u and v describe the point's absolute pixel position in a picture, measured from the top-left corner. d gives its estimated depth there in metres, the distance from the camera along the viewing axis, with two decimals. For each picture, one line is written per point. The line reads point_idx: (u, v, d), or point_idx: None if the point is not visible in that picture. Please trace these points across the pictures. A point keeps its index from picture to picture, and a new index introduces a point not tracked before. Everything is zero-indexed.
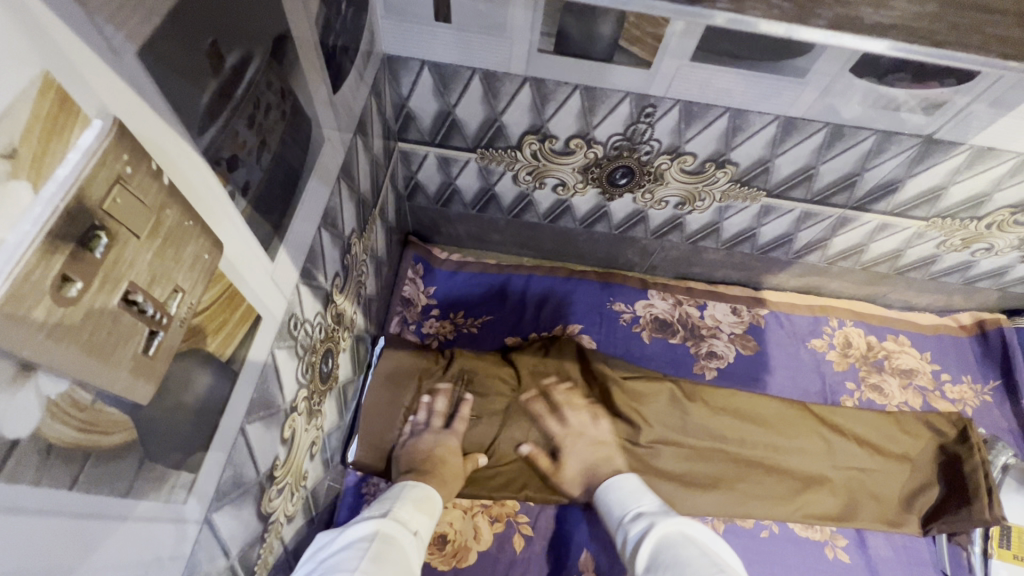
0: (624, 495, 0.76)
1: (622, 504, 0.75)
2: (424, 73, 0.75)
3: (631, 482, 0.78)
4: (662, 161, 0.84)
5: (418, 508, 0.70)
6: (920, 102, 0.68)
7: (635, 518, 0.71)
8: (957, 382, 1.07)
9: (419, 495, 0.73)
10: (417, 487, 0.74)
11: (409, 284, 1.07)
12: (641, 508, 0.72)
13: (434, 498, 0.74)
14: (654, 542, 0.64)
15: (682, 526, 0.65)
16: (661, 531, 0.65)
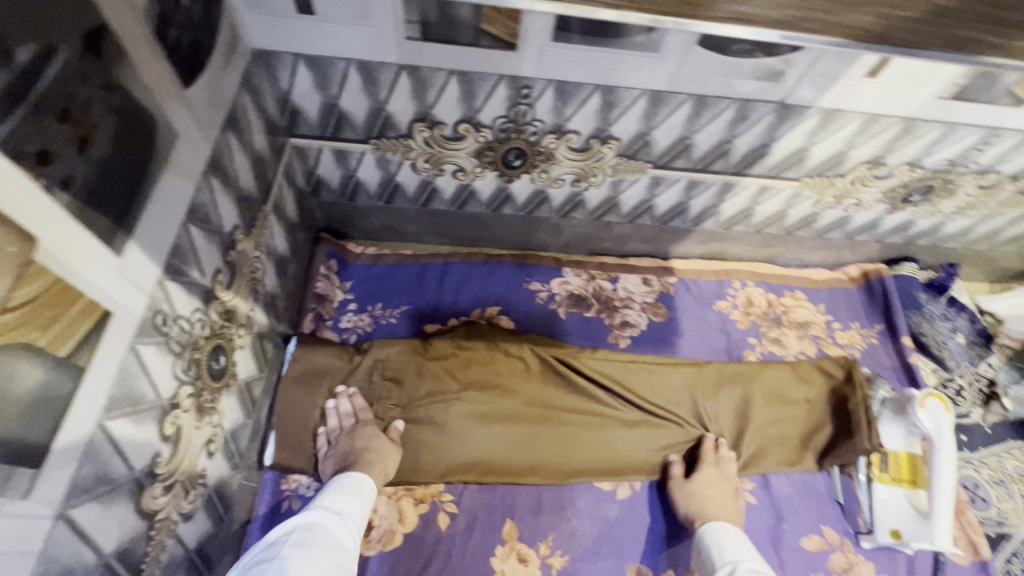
0: (732, 545, 0.82)
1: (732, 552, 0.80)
2: (300, 66, 0.75)
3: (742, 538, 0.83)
4: (550, 140, 0.87)
5: (341, 492, 0.79)
6: (766, 69, 0.74)
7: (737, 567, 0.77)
8: (846, 329, 1.17)
9: (346, 484, 0.81)
10: (345, 476, 0.82)
11: (323, 280, 1.07)
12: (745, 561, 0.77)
13: (362, 482, 0.82)
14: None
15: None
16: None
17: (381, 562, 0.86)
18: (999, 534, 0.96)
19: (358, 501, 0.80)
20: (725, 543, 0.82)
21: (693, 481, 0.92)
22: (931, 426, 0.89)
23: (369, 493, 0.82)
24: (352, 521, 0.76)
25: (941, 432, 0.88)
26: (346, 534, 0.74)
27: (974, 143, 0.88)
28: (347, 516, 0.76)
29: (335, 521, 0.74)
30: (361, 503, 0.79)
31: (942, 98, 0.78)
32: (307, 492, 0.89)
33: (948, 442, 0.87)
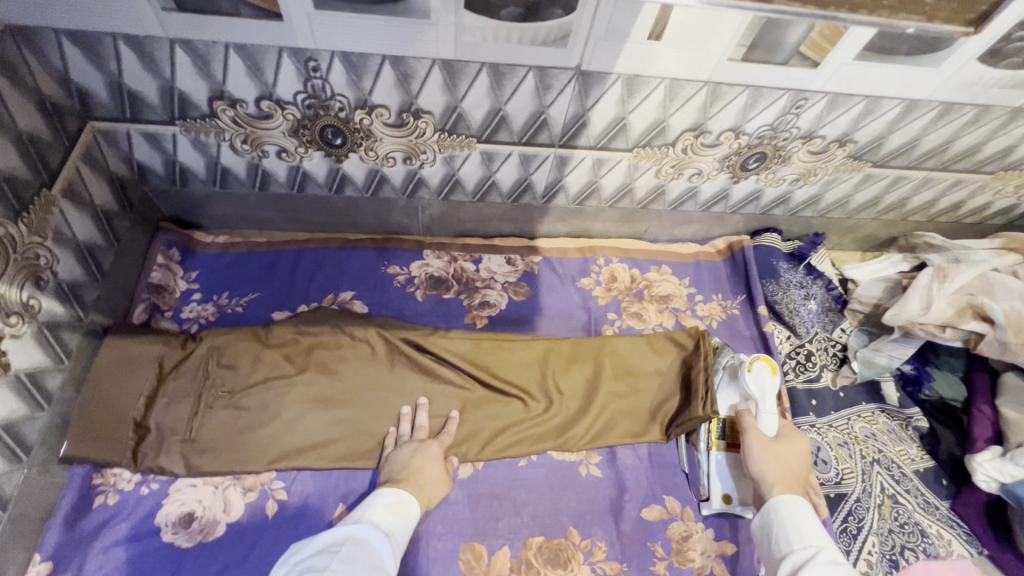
0: (804, 518, 0.76)
1: (799, 532, 0.74)
2: (66, 43, 0.72)
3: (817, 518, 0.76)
4: (360, 116, 0.86)
5: (391, 511, 0.80)
6: (546, 34, 0.73)
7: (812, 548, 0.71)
8: (708, 300, 1.17)
9: (394, 499, 0.82)
10: (388, 492, 0.83)
11: (160, 270, 1.04)
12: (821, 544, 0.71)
13: (409, 502, 0.83)
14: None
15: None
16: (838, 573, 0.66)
17: (199, 553, 0.84)
18: (837, 495, 0.96)
19: (406, 523, 0.81)
20: (800, 522, 0.75)
21: (776, 446, 0.86)
22: (757, 390, 0.93)
23: (414, 513, 0.82)
24: (396, 543, 0.77)
25: (765, 394, 0.93)
26: (389, 556, 0.74)
27: (786, 106, 0.89)
28: (393, 537, 0.78)
29: (381, 540, 0.75)
30: (407, 521, 0.80)
31: (734, 61, 0.79)
32: (127, 486, 0.86)
33: (772, 406, 0.92)
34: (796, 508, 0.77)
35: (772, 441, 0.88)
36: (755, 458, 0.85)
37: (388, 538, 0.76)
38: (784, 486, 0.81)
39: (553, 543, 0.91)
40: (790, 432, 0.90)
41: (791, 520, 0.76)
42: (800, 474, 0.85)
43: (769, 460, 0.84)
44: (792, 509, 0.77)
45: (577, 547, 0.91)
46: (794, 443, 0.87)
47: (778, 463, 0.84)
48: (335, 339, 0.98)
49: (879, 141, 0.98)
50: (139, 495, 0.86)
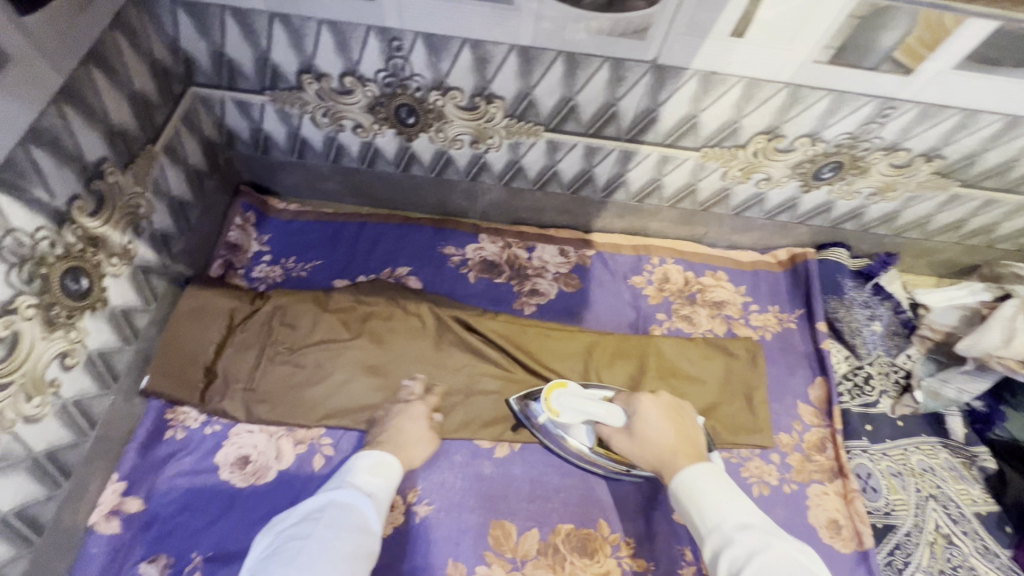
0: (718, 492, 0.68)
1: (715, 507, 0.66)
2: (179, 12, 0.78)
3: (718, 480, 0.69)
4: (435, 97, 0.89)
5: (375, 473, 0.79)
6: (626, 25, 0.73)
7: (734, 529, 0.63)
8: (764, 311, 1.14)
9: (374, 461, 0.81)
10: (368, 454, 0.82)
11: (236, 230, 1.11)
12: (742, 519, 0.64)
13: (390, 463, 0.82)
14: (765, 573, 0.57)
15: (796, 552, 0.59)
16: (773, 558, 0.58)
17: (250, 494, 0.90)
18: (884, 526, 0.92)
19: (390, 482, 0.80)
20: (710, 497, 0.67)
21: (638, 433, 0.80)
22: (577, 415, 0.84)
23: (396, 472, 0.82)
24: (379, 503, 0.76)
25: (583, 411, 0.84)
26: (374, 516, 0.74)
27: (870, 115, 0.85)
28: (376, 497, 0.77)
29: (363, 501, 0.74)
30: (390, 481, 0.80)
31: (820, 63, 0.76)
32: (193, 424, 0.93)
33: (598, 407, 0.83)
34: (709, 485, 0.68)
35: (633, 431, 0.80)
36: (638, 458, 0.79)
37: (370, 499, 0.75)
38: (666, 467, 0.75)
39: (581, 532, 0.92)
40: (635, 406, 0.82)
41: (695, 501, 0.68)
42: (685, 434, 0.78)
43: (645, 453, 0.78)
44: (692, 490, 0.69)
45: (605, 540, 0.91)
46: (646, 413, 0.81)
47: (647, 450, 0.78)
48: (394, 309, 1.04)
49: (972, 159, 0.91)
50: (202, 433, 0.93)
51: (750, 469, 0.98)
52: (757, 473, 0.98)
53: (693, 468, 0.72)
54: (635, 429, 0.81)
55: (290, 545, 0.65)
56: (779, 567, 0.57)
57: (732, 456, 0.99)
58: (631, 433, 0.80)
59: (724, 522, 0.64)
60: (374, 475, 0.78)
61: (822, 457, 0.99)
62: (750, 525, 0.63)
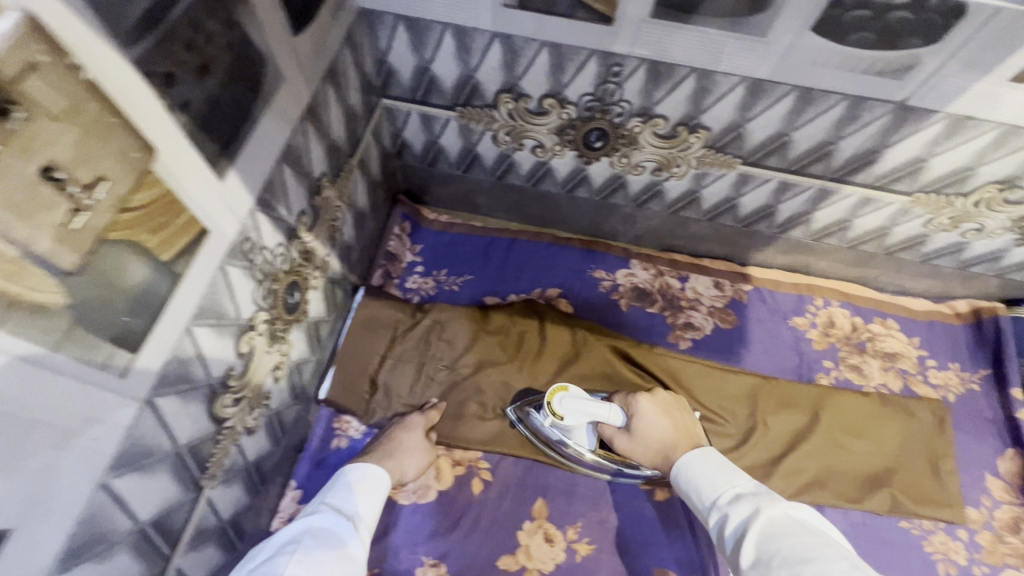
0: (710, 473, 0.72)
1: (712, 485, 0.70)
2: (400, 28, 0.77)
3: (712, 462, 0.73)
4: (634, 124, 0.85)
5: (354, 491, 0.77)
6: (888, 64, 0.67)
7: (730, 501, 0.66)
8: (943, 368, 1.05)
9: (356, 479, 0.79)
10: (352, 471, 0.81)
11: (395, 239, 1.12)
12: (737, 491, 0.67)
13: (376, 479, 0.80)
14: (757, 532, 0.59)
15: (786, 508, 0.61)
16: (766, 516, 0.60)
17: (412, 513, 0.90)
18: None
19: (372, 501, 0.78)
20: (701, 477, 0.72)
21: (638, 432, 0.82)
22: (582, 417, 0.82)
23: (381, 491, 0.80)
24: (362, 525, 0.74)
25: (589, 411, 0.82)
26: (356, 540, 0.70)
27: None
28: (357, 518, 0.74)
29: (344, 523, 0.71)
30: (371, 502, 0.77)
31: None
32: (355, 434, 0.94)
33: (600, 407, 0.82)
34: (702, 467, 0.73)
35: (632, 430, 0.82)
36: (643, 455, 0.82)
37: (352, 522, 0.73)
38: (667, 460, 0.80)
39: None
40: (631, 404, 0.84)
41: (693, 485, 0.72)
42: (682, 424, 0.82)
43: (649, 449, 0.81)
44: (688, 478, 0.73)
45: None
46: (643, 410, 0.82)
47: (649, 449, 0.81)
48: (554, 335, 1.02)
49: None
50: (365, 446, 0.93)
51: (934, 544, 0.90)
52: (942, 549, 0.90)
53: (693, 453, 0.76)
54: (633, 429, 0.83)
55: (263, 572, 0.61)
56: (770, 523, 0.59)
57: (912, 526, 0.92)
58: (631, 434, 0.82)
59: (720, 497, 0.68)
60: (341, 496, 0.76)
61: (1016, 539, 0.90)
62: (743, 495, 0.66)
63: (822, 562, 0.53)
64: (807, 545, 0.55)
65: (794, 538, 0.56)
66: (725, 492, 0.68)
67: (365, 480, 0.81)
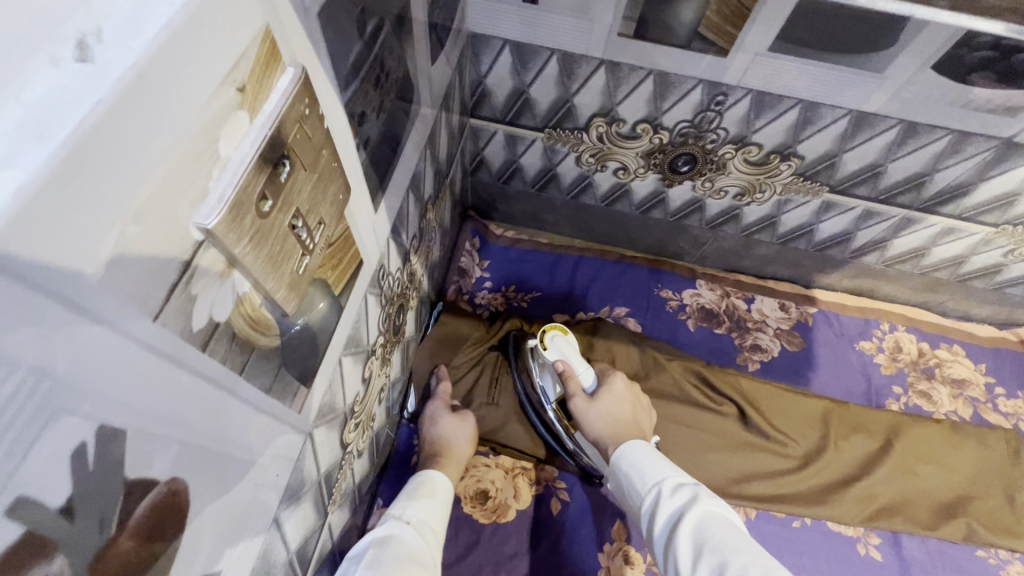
0: (654, 462, 0.67)
1: (654, 471, 0.66)
2: (505, 52, 0.78)
3: (654, 450, 0.70)
4: (727, 150, 0.85)
5: (413, 498, 0.73)
6: (1002, 103, 0.68)
7: (670, 488, 0.63)
8: (1011, 396, 1.06)
9: (417, 486, 0.75)
10: (413, 480, 0.77)
11: (466, 256, 1.13)
12: (676, 479, 0.64)
13: (432, 482, 0.75)
14: (692, 522, 0.57)
15: (722, 507, 0.59)
16: (705, 512, 0.58)
17: (493, 532, 0.89)
18: None
19: (433, 503, 0.73)
20: (646, 462, 0.67)
21: (597, 401, 0.81)
22: (558, 356, 0.87)
23: (439, 492, 0.75)
24: (421, 524, 0.68)
25: (568, 355, 0.86)
26: (422, 546, 0.65)
27: None
28: (420, 523, 0.69)
29: (407, 530, 0.66)
30: (433, 505, 0.72)
31: None
32: None
33: (580, 361, 0.86)
34: (644, 454, 0.69)
35: (594, 398, 0.82)
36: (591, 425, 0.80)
37: (410, 524, 0.67)
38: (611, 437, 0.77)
39: None
40: (607, 378, 0.85)
41: (634, 468, 0.68)
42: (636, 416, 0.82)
43: (603, 420, 0.79)
44: (631, 462, 0.69)
45: None
46: (614, 387, 0.83)
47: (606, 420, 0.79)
48: (625, 357, 1.02)
49: None
50: None
51: (1011, 573, 0.90)
52: None
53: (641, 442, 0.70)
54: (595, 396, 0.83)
55: None
56: (706, 516, 0.57)
57: (988, 555, 0.92)
58: (592, 401, 0.81)
59: (660, 483, 0.64)
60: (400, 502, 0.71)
61: None
62: (682, 483, 0.63)
63: (749, 558, 0.51)
64: (736, 540, 0.53)
65: (726, 533, 0.55)
66: (667, 480, 0.64)
67: (427, 483, 0.76)
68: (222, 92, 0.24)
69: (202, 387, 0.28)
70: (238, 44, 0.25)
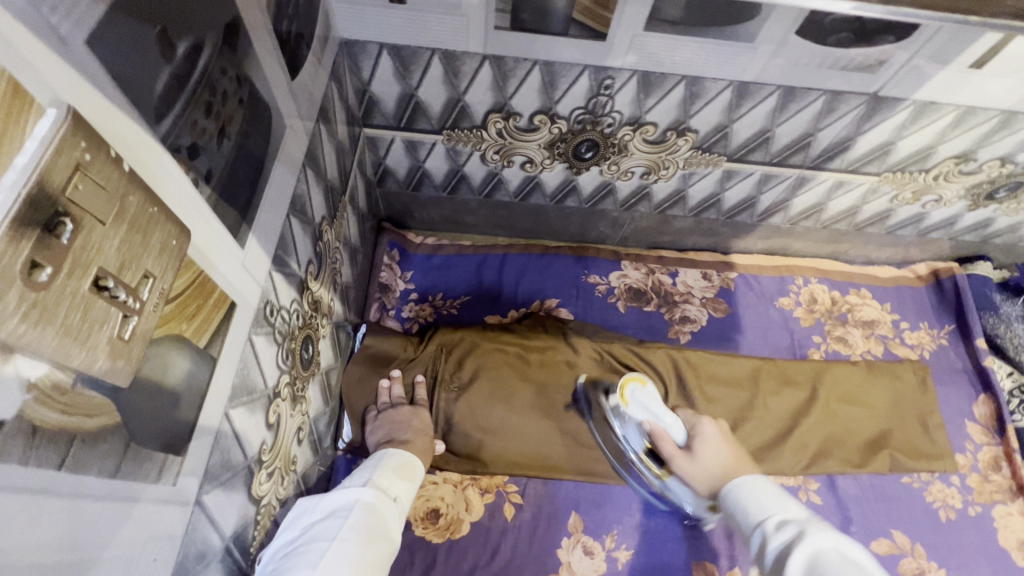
0: (759, 497, 0.61)
1: (762, 508, 0.59)
2: (384, 57, 0.75)
3: (768, 486, 0.62)
4: (625, 132, 0.86)
5: (397, 475, 0.68)
6: (864, 61, 0.71)
7: (778, 525, 0.55)
8: (915, 329, 1.14)
9: (402, 462, 0.70)
10: (396, 453, 0.71)
11: (386, 270, 1.10)
12: (787, 515, 0.56)
13: (416, 466, 0.71)
14: (802, 557, 0.49)
15: (840, 543, 0.49)
16: (813, 547, 0.49)
17: (448, 551, 0.87)
18: None
19: (410, 488, 0.69)
20: (751, 498, 0.61)
21: (697, 454, 0.75)
22: (644, 415, 0.79)
23: (417, 479, 0.71)
24: (405, 509, 0.65)
25: (655, 413, 0.79)
26: (398, 525, 0.62)
27: None
28: (400, 504, 0.65)
29: (390, 506, 0.62)
30: (413, 489, 0.68)
31: None
32: None
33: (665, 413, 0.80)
34: (753, 487, 0.63)
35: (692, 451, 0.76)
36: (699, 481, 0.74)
37: (396, 504, 0.64)
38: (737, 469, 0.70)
39: None
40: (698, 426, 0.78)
41: (741, 501, 0.62)
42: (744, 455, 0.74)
43: (708, 474, 0.73)
44: (740, 494, 0.63)
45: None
46: (707, 435, 0.77)
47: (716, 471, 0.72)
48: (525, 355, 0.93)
49: None
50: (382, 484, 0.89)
51: (934, 493, 0.98)
52: (941, 496, 0.98)
53: (757, 477, 0.64)
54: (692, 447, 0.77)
55: (309, 550, 0.53)
56: (819, 552, 0.48)
57: (913, 480, 0.99)
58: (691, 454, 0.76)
59: (768, 519, 0.57)
60: (376, 474, 0.66)
61: (999, 476, 1.00)
62: (794, 519, 0.55)
63: None
64: None
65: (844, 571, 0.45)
66: (774, 516, 0.57)
67: (406, 466, 0.71)
68: None
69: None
70: None
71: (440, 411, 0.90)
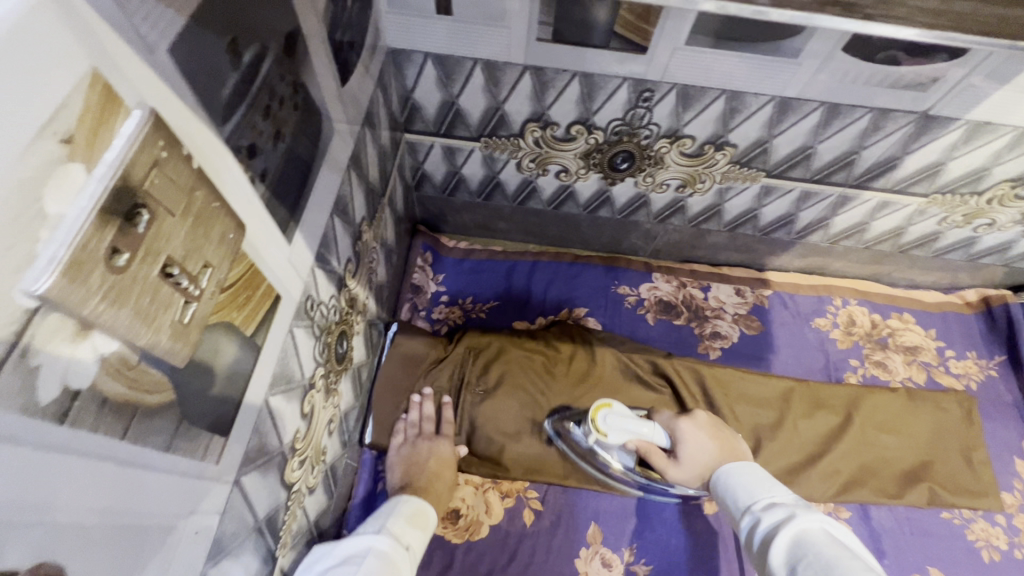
0: (748, 482, 0.68)
1: (748, 491, 0.66)
2: (428, 65, 0.77)
3: (755, 473, 0.69)
4: (662, 145, 0.86)
5: (410, 522, 0.70)
6: (915, 79, 0.69)
7: (765, 507, 0.62)
8: (962, 357, 1.09)
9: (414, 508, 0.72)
10: (407, 500, 0.73)
11: (418, 272, 1.13)
12: (774, 498, 0.63)
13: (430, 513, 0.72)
14: (788, 537, 0.55)
15: (824, 523, 0.55)
16: (798, 526, 0.55)
17: (466, 552, 0.88)
18: None
19: (424, 534, 0.70)
20: (741, 481, 0.68)
21: (684, 458, 0.77)
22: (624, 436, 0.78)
23: (431, 525, 0.72)
24: (416, 557, 0.66)
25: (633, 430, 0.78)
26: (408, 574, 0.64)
27: None
28: (411, 552, 0.67)
29: (400, 555, 0.65)
30: (426, 534, 0.70)
31: None
32: None
33: (642, 425, 0.79)
34: (742, 470, 0.70)
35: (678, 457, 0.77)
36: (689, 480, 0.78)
37: (408, 553, 0.66)
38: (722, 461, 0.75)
39: None
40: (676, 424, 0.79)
41: (730, 487, 0.69)
42: (727, 442, 0.77)
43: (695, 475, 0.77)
44: (727, 480, 0.70)
45: None
46: (688, 433, 0.77)
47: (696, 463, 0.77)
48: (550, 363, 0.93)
49: None
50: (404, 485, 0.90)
51: (976, 531, 0.93)
52: (984, 536, 0.93)
53: (737, 466, 0.71)
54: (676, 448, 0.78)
55: None
56: (805, 530, 0.54)
57: (953, 516, 0.94)
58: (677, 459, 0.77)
59: (756, 502, 0.63)
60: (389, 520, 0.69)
61: None
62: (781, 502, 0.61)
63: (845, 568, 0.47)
64: (833, 555, 0.49)
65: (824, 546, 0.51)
66: (761, 499, 0.64)
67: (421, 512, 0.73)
68: (40, 145, 0.22)
69: (69, 459, 0.26)
70: (57, 89, 0.23)
71: (466, 415, 0.91)
